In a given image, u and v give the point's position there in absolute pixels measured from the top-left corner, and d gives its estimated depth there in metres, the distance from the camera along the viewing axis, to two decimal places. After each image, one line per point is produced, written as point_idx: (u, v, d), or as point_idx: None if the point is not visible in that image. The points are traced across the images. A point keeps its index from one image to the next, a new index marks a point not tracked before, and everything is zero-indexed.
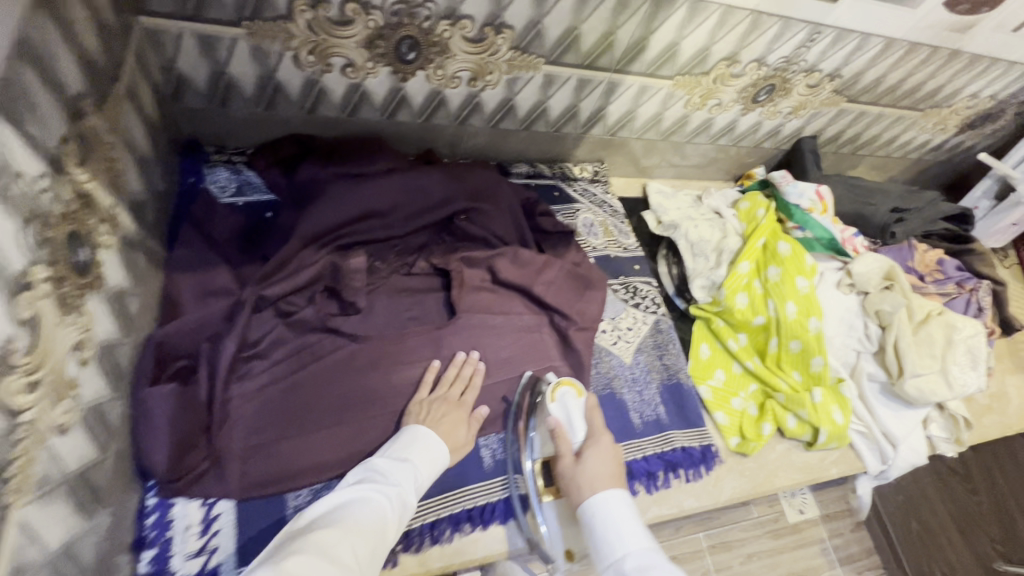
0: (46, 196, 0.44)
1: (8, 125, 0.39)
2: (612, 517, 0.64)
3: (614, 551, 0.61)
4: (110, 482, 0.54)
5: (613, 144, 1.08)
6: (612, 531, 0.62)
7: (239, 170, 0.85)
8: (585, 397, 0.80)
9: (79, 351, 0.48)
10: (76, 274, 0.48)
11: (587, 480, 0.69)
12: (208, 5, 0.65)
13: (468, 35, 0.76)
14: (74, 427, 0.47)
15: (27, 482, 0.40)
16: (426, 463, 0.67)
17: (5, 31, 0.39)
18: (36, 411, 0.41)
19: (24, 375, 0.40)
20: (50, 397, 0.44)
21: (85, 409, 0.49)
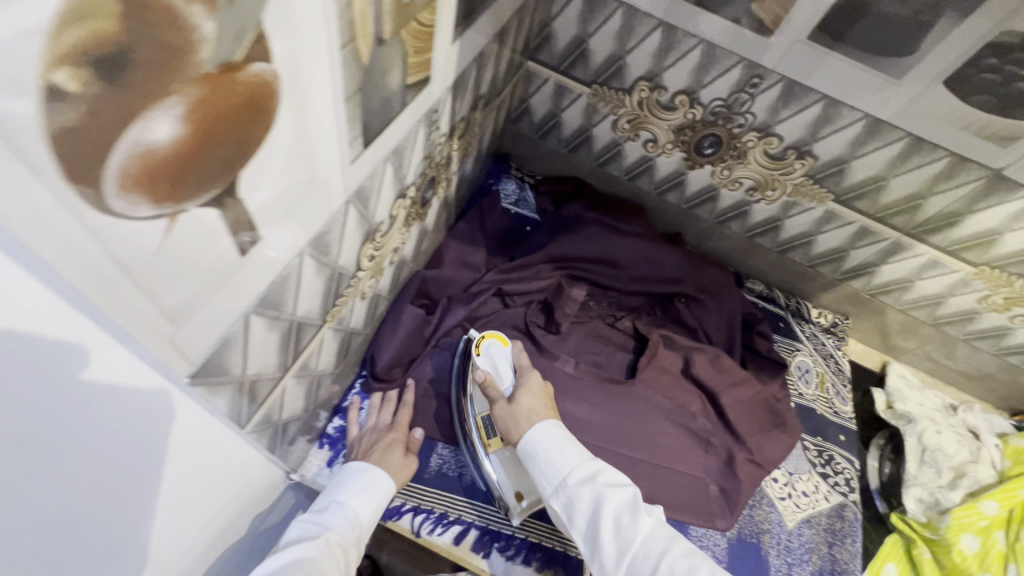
0: (438, 148, 0.62)
1: (451, 97, 0.58)
2: (553, 443, 0.63)
3: (561, 473, 0.61)
4: (353, 351, 0.70)
5: (868, 305, 1.00)
6: (554, 454, 0.62)
7: (524, 188, 1.04)
8: (511, 343, 0.77)
9: (393, 253, 0.66)
10: (421, 204, 0.66)
11: (523, 414, 0.67)
12: (578, 67, 0.85)
13: (770, 151, 0.82)
14: (367, 299, 0.64)
15: (338, 315, 0.56)
16: (365, 495, 0.64)
17: (477, 45, 0.59)
18: (364, 274, 0.58)
19: (373, 248, 0.57)
20: (372, 272, 0.60)
21: (375, 292, 0.66)
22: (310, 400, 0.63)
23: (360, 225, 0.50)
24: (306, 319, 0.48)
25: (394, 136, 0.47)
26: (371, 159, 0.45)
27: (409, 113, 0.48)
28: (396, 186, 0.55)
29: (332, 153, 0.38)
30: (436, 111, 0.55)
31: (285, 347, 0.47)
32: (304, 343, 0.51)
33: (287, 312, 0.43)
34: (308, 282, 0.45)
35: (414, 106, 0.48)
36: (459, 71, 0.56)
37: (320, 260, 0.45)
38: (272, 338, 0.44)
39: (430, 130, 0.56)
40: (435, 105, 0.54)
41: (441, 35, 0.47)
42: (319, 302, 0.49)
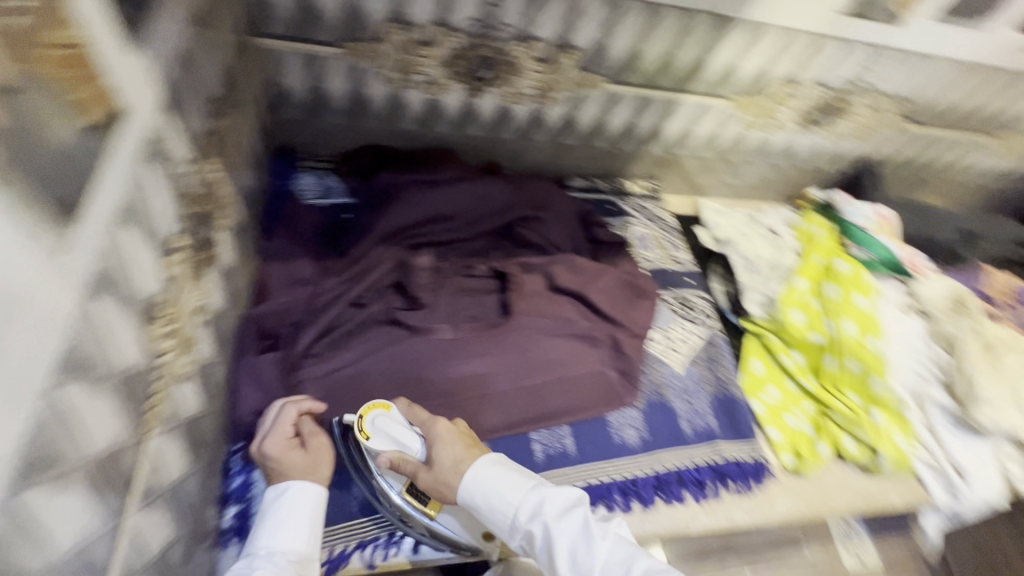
0: (190, 179, 0.52)
1: (172, 116, 0.47)
2: (485, 485, 0.65)
3: (506, 514, 0.63)
4: (209, 435, 0.61)
5: (669, 162, 1.12)
6: (492, 498, 0.64)
7: (324, 176, 0.95)
8: (395, 406, 0.71)
9: (199, 315, 0.56)
10: (204, 247, 0.56)
11: (450, 470, 0.67)
12: (316, 28, 0.75)
13: (539, 55, 0.82)
14: (191, 377, 0.54)
15: (159, 416, 0.47)
16: (293, 522, 0.64)
17: (175, 43, 0.48)
18: (170, 356, 0.48)
19: (164, 324, 0.47)
20: (180, 348, 0.50)
21: (199, 365, 0.56)
22: (181, 512, 0.53)
23: (126, 310, 0.40)
24: (113, 446, 0.39)
25: (110, 194, 0.37)
26: (90, 234, 0.35)
27: (113, 156, 0.38)
28: (154, 245, 0.45)
29: (20, 262, 0.28)
30: (159, 140, 0.45)
31: (101, 489, 0.38)
32: (128, 468, 0.42)
33: (73, 457, 0.34)
34: (86, 408, 0.35)
35: (119, 147, 0.38)
36: (166, 84, 0.45)
37: (86, 377, 0.35)
38: (71, 494, 0.34)
39: (164, 164, 0.46)
40: (153, 135, 0.43)
41: (108, 51, 0.37)
42: (120, 420, 0.40)
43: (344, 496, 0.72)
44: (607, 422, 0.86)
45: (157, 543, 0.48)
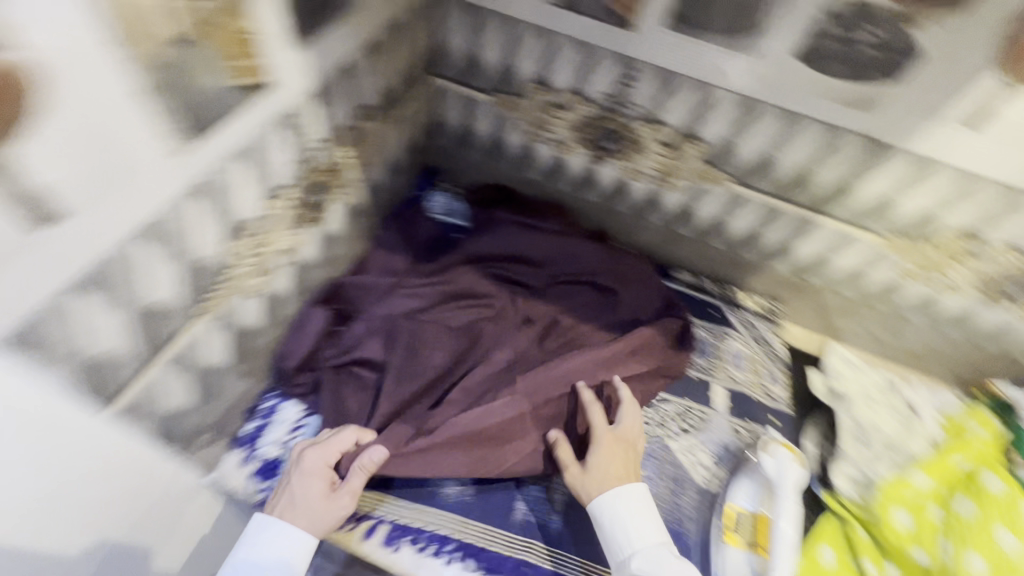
0: (319, 154, 0.68)
1: (319, 103, 0.63)
2: (620, 513, 0.70)
3: (625, 547, 0.68)
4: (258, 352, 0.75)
5: (798, 287, 0.99)
6: (620, 529, 0.69)
7: (455, 200, 1.08)
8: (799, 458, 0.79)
9: (287, 255, 0.70)
10: (312, 208, 0.71)
11: (595, 482, 0.72)
12: (478, 77, 0.90)
13: (664, 139, 0.84)
14: (258, 297, 0.68)
15: (216, 308, 0.61)
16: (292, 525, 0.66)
17: (347, 54, 0.65)
18: (245, 271, 0.63)
19: (248, 244, 0.62)
20: (256, 269, 0.65)
21: (270, 292, 0.70)
22: (207, 394, 0.66)
23: (221, 220, 0.55)
24: (165, 306, 0.53)
25: (239, 134, 0.53)
26: (209, 153, 0.50)
27: (254, 110, 0.53)
28: (264, 187, 0.60)
29: (143, 145, 0.43)
30: (298, 115, 0.61)
31: (141, 332, 0.51)
32: (174, 329, 0.56)
33: (134, 293, 0.48)
34: (155, 272, 0.49)
35: (261, 106, 0.54)
36: (323, 79, 0.62)
37: (167, 246, 0.49)
38: (119, 319, 0.48)
39: (296, 133, 0.62)
40: (294, 110, 0.59)
41: (279, 44, 0.53)
42: (178, 291, 0.53)
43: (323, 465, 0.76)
44: None
45: (173, 402, 0.60)
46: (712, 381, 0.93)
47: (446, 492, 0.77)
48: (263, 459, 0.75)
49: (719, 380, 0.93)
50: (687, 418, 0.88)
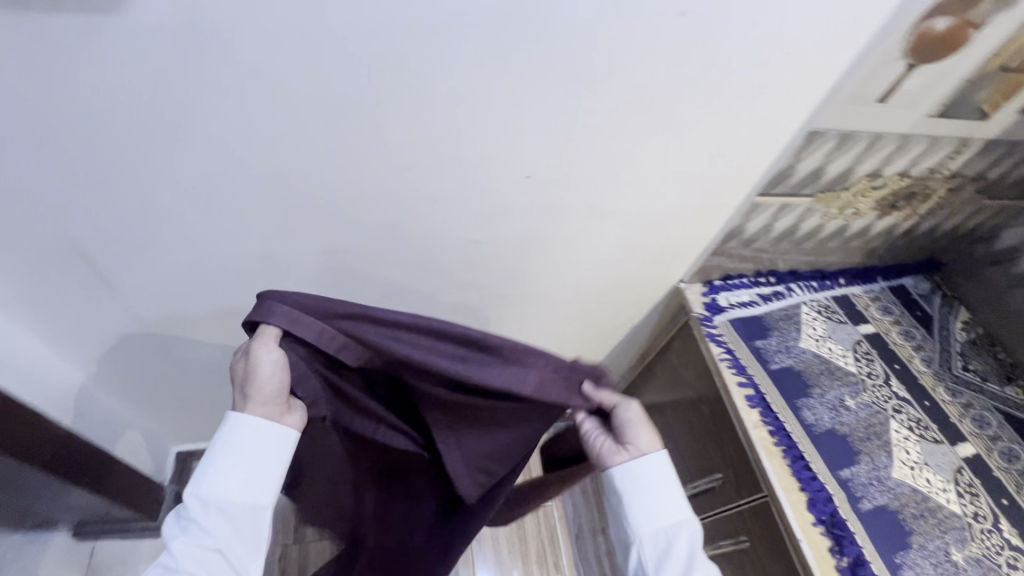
0: (913, 175, 0.95)
1: (954, 148, 0.90)
2: (638, 472, 0.73)
3: (649, 513, 0.72)
4: (756, 254, 1.11)
5: None
6: (634, 490, 0.73)
7: (935, 294, 1.24)
8: None
9: (834, 214, 1.01)
10: (878, 201, 1.00)
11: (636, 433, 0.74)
12: None
13: None
14: (802, 221, 1.02)
15: (795, 204, 0.96)
16: (246, 464, 0.64)
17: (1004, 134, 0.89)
18: (823, 199, 0.96)
19: (843, 190, 0.94)
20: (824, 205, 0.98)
21: (804, 225, 1.03)
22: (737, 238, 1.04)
23: (861, 160, 0.88)
24: (802, 180, 0.90)
25: (920, 126, 0.83)
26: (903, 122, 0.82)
27: (951, 121, 0.83)
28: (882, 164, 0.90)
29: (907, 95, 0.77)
30: (946, 146, 0.89)
31: (787, 179, 0.90)
32: (780, 192, 0.93)
33: (813, 158, 0.86)
34: (819, 156, 0.86)
35: (946, 123, 0.84)
36: (979, 138, 0.88)
37: (843, 148, 0.85)
38: (791, 161, 0.86)
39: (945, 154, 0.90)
40: (960, 141, 0.88)
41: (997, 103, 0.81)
42: (803, 176, 0.89)
43: (762, 336, 1.08)
44: (905, 546, 0.85)
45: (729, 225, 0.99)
46: None
47: (803, 416, 0.97)
48: (717, 300, 1.13)
49: None
50: None
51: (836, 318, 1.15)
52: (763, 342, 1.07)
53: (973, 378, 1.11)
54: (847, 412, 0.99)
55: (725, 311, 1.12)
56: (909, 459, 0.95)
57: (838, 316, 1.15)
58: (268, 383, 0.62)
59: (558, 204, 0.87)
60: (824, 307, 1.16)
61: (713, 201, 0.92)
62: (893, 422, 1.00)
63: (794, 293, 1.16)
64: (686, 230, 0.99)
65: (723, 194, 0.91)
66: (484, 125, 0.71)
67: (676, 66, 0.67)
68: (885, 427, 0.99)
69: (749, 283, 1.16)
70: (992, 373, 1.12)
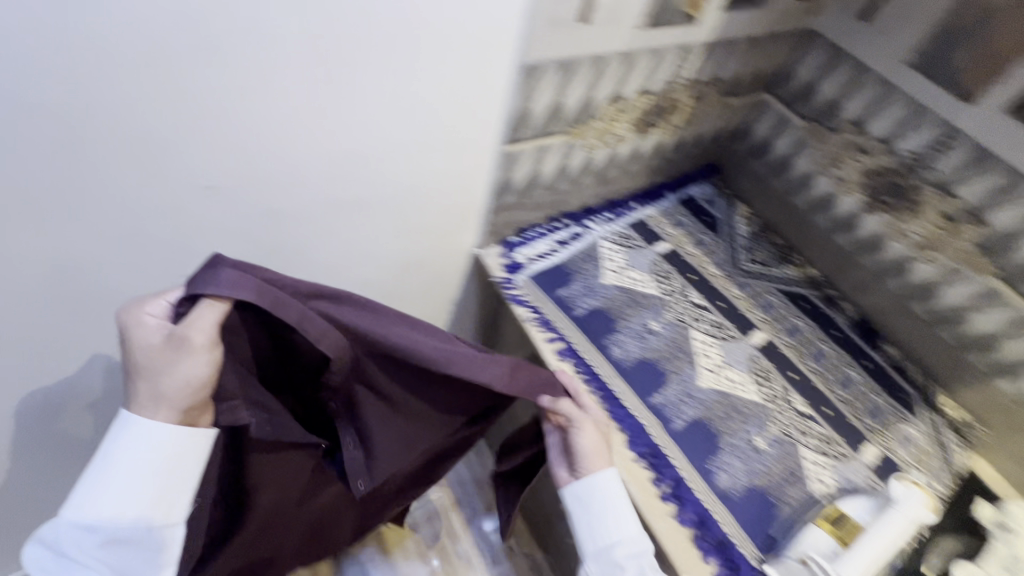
0: (653, 91, 0.93)
1: (680, 57, 0.89)
2: (591, 498, 0.74)
3: (604, 537, 0.73)
4: (541, 201, 1.06)
5: (1011, 418, 0.96)
6: (590, 518, 0.74)
7: (717, 196, 1.30)
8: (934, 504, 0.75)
9: (598, 145, 0.98)
10: (632, 123, 0.98)
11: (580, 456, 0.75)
12: (803, 104, 1.11)
13: (944, 211, 0.94)
14: (570, 159, 0.97)
15: (552, 145, 0.90)
16: (124, 477, 0.55)
17: (721, 35, 0.90)
18: (578, 133, 0.92)
19: (594, 120, 0.91)
20: (583, 139, 0.94)
21: (573, 163, 0.99)
22: (513, 192, 0.97)
23: (594, 86, 0.84)
24: (543, 118, 0.84)
25: (635, 40, 0.80)
26: (617, 40, 0.78)
27: (662, 31, 0.81)
28: (617, 86, 0.86)
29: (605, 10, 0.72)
30: (670, 56, 0.87)
31: (529, 121, 0.83)
32: (528, 135, 0.86)
33: (544, 95, 0.79)
34: (551, 91, 0.79)
35: (659, 34, 0.81)
36: (698, 43, 0.88)
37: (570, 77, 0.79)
38: (520, 102, 0.78)
39: (675, 64, 0.89)
40: (683, 49, 0.87)
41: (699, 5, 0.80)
42: (543, 115, 0.83)
43: (564, 284, 1.05)
44: (716, 451, 0.88)
45: (493, 181, 0.91)
46: (869, 439, 0.96)
47: (612, 354, 0.97)
48: (516, 258, 1.07)
49: (875, 442, 0.96)
50: (829, 446, 0.94)
51: (633, 245, 1.16)
52: (566, 291, 1.04)
53: (757, 268, 1.19)
54: (652, 336, 1.01)
55: (526, 268, 1.06)
56: (711, 364, 1.00)
57: (635, 242, 1.16)
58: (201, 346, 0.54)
59: (273, 208, 0.71)
60: (621, 236, 1.16)
61: (455, 158, 0.82)
62: (694, 332, 1.04)
63: (590, 230, 1.15)
64: (449, 198, 0.89)
65: (469, 150, 0.82)
66: (91, 131, 0.54)
67: (308, 8, 0.55)
68: (688, 340, 1.02)
69: (545, 232, 1.12)
70: (773, 258, 1.21)
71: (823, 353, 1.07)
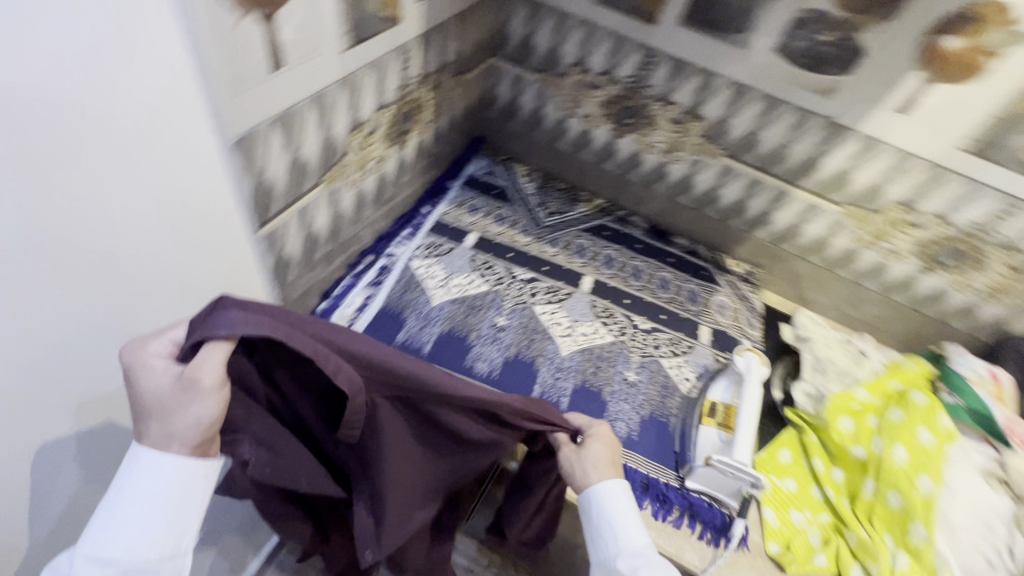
0: (393, 102, 0.85)
1: (403, 59, 0.81)
2: (600, 504, 0.59)
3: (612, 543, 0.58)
4: (332, 256, 0.92)
5: (773, 255, 1.20)
6: (599, 524, 0.59)
7: (494, 164, 1.29)
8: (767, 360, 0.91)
9: (363, 175, 0.88)
10: (386, 139, 0.89)
11: (590, 462, 0.60)
12: (529, 59, 1.13)
13: (672, 117, 1.08)
14: (341, 202, 0.85)
15: (313, 201, 0.77)
16: (176, 499, 0.46)
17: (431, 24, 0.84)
18: (337, 175, 0.80)
19: (346, 156, 0.80)
20: (344, 178, 0.82)
21: (346, 204, 0.87)
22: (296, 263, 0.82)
23: (329, 125, 0.72)
24: (289, 182, 0.70)
25: (349, 62, 0.69)
26: (331, 70, 0.66)
27: (374, 42, 0.72)
28: (353, 114, 0.76)
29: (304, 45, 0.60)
30: (394, 62, 0.79)
31: (274, 191, 0.68)
32: (281, 205, 0.71)
33: (279, 159, 0.65)
34: (283, 151, 0.65)
35: (371, 47, 0.72)
36: (414, 39, 0.81)
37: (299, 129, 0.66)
38: (253, 178, 0.63)
39: (402, 68, 0.82)
40: (402, 51, 0.80)
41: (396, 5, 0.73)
42: (286, 181, 0.69)
43: (399, 327, 0.96)
44: (607, 407, 0.94)
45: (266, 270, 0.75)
46: (700, 322, 1.12)
47: (479, 372, 0.94)
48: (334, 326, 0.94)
49: (705, 322, 1.12)
50: (678, 345, 1.06)
51: (444, 250, 1.10)
52: (404, 334, 0.96)
53: (558, 218, 1.23)
54: (504, 333, 1.00)
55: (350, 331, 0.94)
56: (565, 330, 1.03)
57: (444, 247, 1.11)
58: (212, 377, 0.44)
59: None
60: (429, 247, 1.10)
61: (204, 276, 0.63)
62: (537, 308, 1.05)
63: (396, 257, 1.06)
64: None
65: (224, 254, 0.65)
66: None
67: None
68: (536, 319, 1.03)
69: (351, 282, 0.99)
70: (566, 203, 1.27)
71: (640, 268, 1.18)
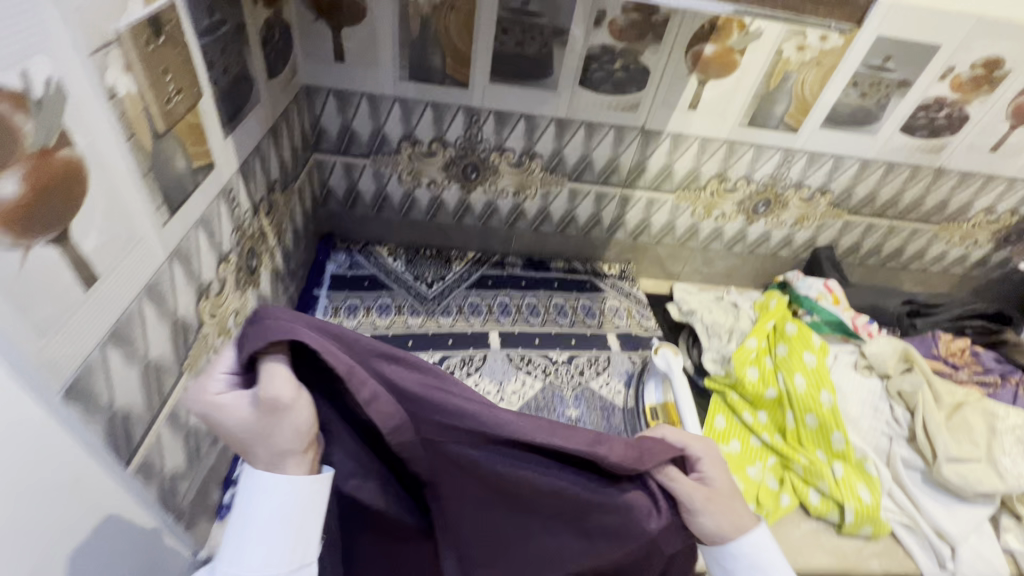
0: (233, 247, 0.74)
1: (229, 202, 0.71)
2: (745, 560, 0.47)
3: None
4: None
5: (636, 249, 1.33)
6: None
7: (353, 255, 1.21)
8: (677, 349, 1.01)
9: (225, 335, 0.75)
10: (238, 287, 0.77)
11: (720, 496, 0.47)
12: (353, 145, 1.09)
13: (511, 162, 1.12)
14: None
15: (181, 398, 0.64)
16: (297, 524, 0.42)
17: (245, 153, 0.75)
18: (197, 353, 0.67)
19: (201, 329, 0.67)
20: (206, 352, 0.70)
21: None
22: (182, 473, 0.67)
23: (172, 309, 0.60)
24: (146, 395, 0.57)
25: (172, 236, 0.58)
26: (154, 254, 0.55)
27: (193, 200, 0.62)
28: (195, 283, 0.65)
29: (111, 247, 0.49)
30: (220, 210, 0.69)
31: (131, 414, 0.55)
32: (146, 423, 0.58)
33: (125, 379, 0.53)
34: (128, 367, 0.53)
35: (191, 207, 0.61)
36: (233, 176, 0.72)
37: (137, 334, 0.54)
38: (102, 416, 0.50)
39: (231, 211, 0.72)
40: (225, 195, 0.70)
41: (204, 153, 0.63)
42: (143, 396, 0.56)
43: None
44: None
45: (151, 503, 0.60)
46: (605, 332, 1.18)
47: None
48: None
49: (609, 330, 1.19)
50: (598, 362, 1.11)
51: None
52: None
53: (439, 285, 1.20)
54: None
55: None
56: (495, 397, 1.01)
57: None
58: (287, 388, 0.40)
59: None
60: None
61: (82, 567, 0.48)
62: None
63: None
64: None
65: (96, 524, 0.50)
66: None
67: None
68: None
69: None
70: (440, 267, 1.24)
71: (534, 304, 1.21)
